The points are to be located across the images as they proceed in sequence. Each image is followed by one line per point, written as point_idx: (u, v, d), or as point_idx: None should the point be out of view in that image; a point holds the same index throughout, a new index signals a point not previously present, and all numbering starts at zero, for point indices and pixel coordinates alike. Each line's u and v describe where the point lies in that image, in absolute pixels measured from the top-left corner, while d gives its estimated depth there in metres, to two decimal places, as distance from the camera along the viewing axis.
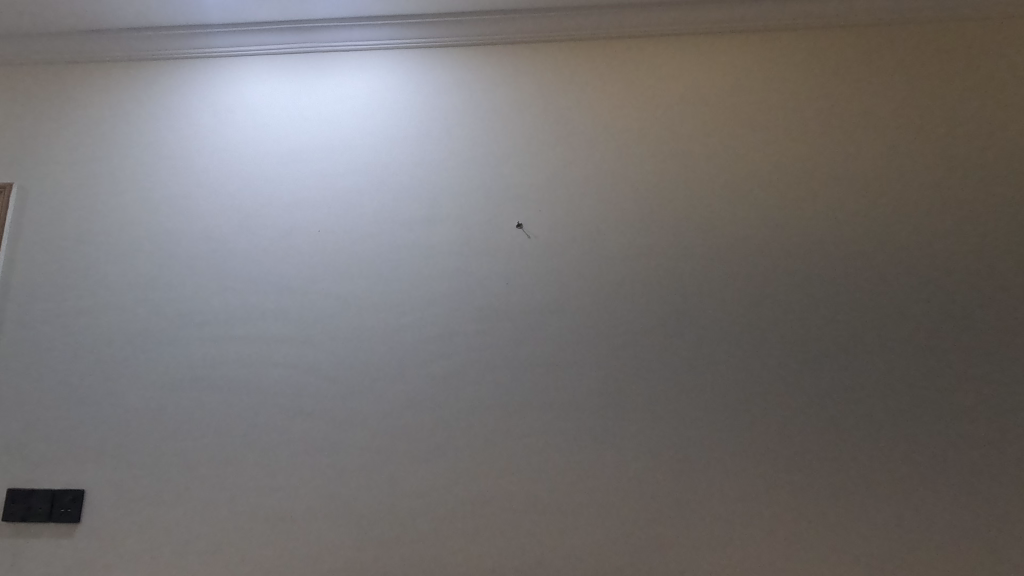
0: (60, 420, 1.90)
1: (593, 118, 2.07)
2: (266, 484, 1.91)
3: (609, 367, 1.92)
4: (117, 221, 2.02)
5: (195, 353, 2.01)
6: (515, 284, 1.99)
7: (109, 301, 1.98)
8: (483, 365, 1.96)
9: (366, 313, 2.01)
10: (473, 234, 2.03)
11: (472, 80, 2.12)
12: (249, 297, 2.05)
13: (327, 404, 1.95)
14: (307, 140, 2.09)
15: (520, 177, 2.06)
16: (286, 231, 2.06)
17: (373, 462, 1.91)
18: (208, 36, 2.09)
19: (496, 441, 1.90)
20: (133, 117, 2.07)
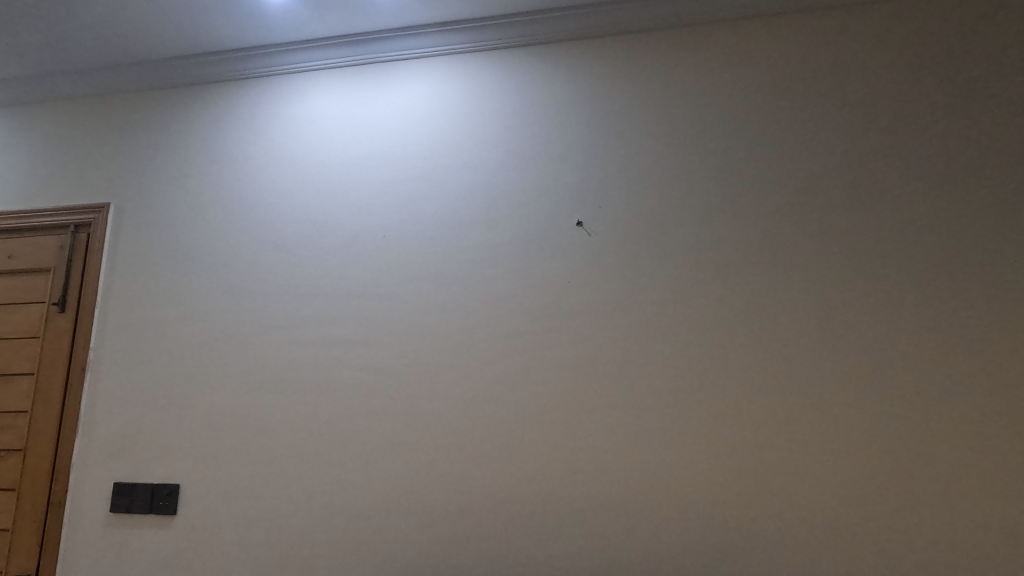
0: (138, 428, 1.90)
1: (664, 128, 1.84)
2: (331, 493, 1.75)
3: (695, 418, 1.64)
4: (195, 232, 2.03)
5: (258, 360, 1.88)
6: (588, 313, 1.76)
7: (185, 308, 1.97)
8: (554, 400, 1.71)
9: (431, 325, 1.81)
10: (542, 252, 1.81)
11: (533, 81, 1.94)
12: (310, 305, 1.89)
13: (385, 426, 1.77)
14: (370, 148, 1.98)
15: (588, 192, 1.84)
16: (354, 234, 1.92)
17: (433, 497, 1.70)
18: (270, 55, 2.08)
19: (569, 489, 1.65)
20: (205, 137, 2.11)
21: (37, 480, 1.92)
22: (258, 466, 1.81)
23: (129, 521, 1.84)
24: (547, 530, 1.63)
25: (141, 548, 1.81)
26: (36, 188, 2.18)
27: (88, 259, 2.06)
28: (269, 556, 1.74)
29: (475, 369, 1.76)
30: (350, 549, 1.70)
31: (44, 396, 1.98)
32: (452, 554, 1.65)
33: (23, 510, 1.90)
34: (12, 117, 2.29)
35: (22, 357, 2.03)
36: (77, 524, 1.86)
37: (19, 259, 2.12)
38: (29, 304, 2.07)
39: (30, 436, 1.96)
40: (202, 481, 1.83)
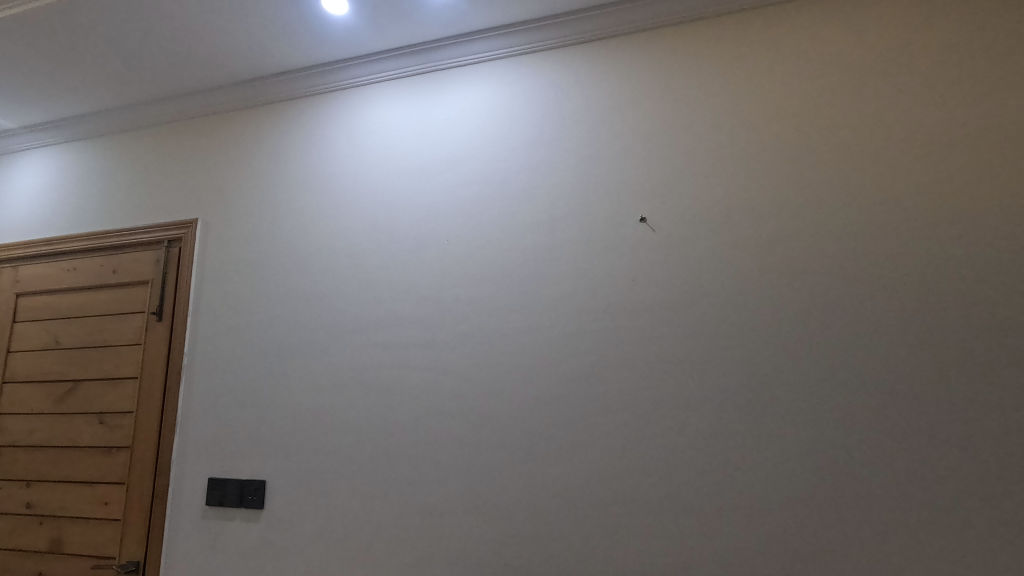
0: (228, 427, 2.04)
1: (730, 116, 1.78)
2: (404, 490, 1.81)
3: (771, 417, 1.57)
4: (273, 242, 2.15)
5: (333, 361, 1.97)
6: (655, 310, 1.72)
7: (266, 314, 2.10)
8: (622, 399, 1.69)
9: (495, 325, 1.84)
10: (604, 249, 1.80)
11: (589, 77, 1.93)
12: (380, 309, 1.96)
13: (454, 426, 1.81)
14: (433, 155, 2.03)
15: (651, 186, 1.80)
16: (420, 238, 1.97)
17: (503, 495, 1.72)
18: (335, 71, 2.18)
19: (640, 490, 1.62)
20: (279, 153, 2.23)
21: (142, 475, 2.10)
22: (336, 464, 1.89)
23: (222, 514, 1.97)
24: (619, 531, 1.61)
25: (233, 539, 1.94)
26: (134, 208, 2.39)
27: (180, 271, 2.24)
28: (348, 549, 1.82)
29: (540, 369, 1.77)
30: (424, 544, 1.75)
31: (147, 397, 2.16)
32: (523, 552, 1.67)
33: (131, 502, 2.08)
34: (111, 145, 2.52)
35: (127, 362, 2.23)
36: (179, 516, 2.02)
37: (122, 273, 2.32)
38: (131, 314, 2.27)
39: (136, 434, 2.14)
40: (286, 477, 1.93)
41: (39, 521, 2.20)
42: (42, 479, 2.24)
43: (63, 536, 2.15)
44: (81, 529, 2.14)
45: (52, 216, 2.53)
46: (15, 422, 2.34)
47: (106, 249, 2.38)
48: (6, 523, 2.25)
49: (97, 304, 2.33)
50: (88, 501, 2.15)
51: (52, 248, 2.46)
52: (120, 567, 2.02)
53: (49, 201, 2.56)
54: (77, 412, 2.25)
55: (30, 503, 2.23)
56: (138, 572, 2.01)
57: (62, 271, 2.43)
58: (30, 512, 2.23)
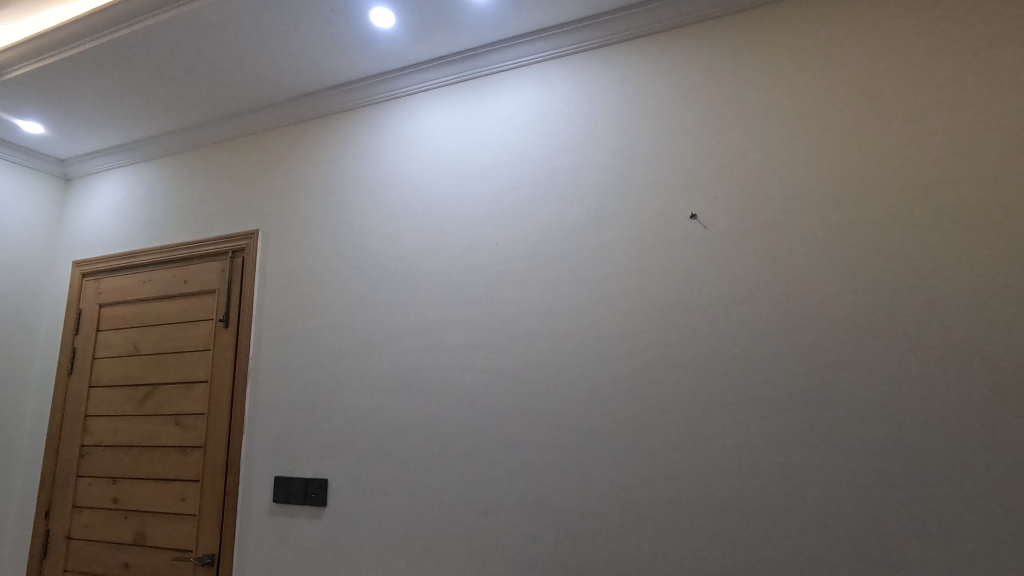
0: (291, 428, 2.14)
1: (783, 107, 1.73)
2: (459, 489, 1.85)
3: (833, 418, 1.52)
4: (329, 250, 2.24)
5: (388, 364, 2.04)
6: (707, 308, 1.69)
7: (324, 319, 2.18)
8: (676, 398, 1.67)
9: (544, 326, 1.85)
10: (654, 248, 1.78)
11: (633, 74, 1.92)
12: (432, 313, 2.01)
13: (507, 426, 1.83)
14: (480, 159, 2.06)
15: (701, 182, 1.77)
16: (469, 242, 2.01)
17: (556, 495, 1.73)
18: (384, 83, 2.25)
19: (696, 492, 1.60)
20: (332, 164, 2.32)
21: (214, 473, 2.22)
22: (393, 463, 1.95)
23: (288, 511, 2.07)
24: (676, 532, 1.59)
25: (299, 535, 2.03)
26: (201, 222, 2.53)
27: (244, 280, 2.36)
28: (407, 546, 1.87)
29: (591, 370, 1.77)
30: (481, 543, 1.78)
31: (217, 399, 2.29)
32: (579, 551, 1.67)
33: (206, 498, 2.21)
34: (179, 164, 2.68)
35: (198, 367, 2.37)
36: (248, 512, 2.13)
37: (191, 283, 2.47)
38: (200, 322, 2.41)
39: (208, 435, 2.27)
40: (346, 476, 2.01)
41: (125, 516, 2.37)
42: (126, 476, 2.41)
43: (146, 529, 2.31)
44: (161, 523, 2.29)
45: (128, 231, 2.71)
46: (102, 423, 2.53)
47: (177, 261, 2.54)
48: (96, 517, 2.43)
49: (171, 313, 2.49)
50: (167, 497, 2.30)
51: (129, 261, 2.64)
52: (197, 559, 2.16)
53: (125, 217, 2.75)
54: (155, 414, 2.41)
55: (117, 498, 2.41)
56: (213, 564, 2.14)
57: (139, 282, 2.60)
58: (116, 507, 2.40)
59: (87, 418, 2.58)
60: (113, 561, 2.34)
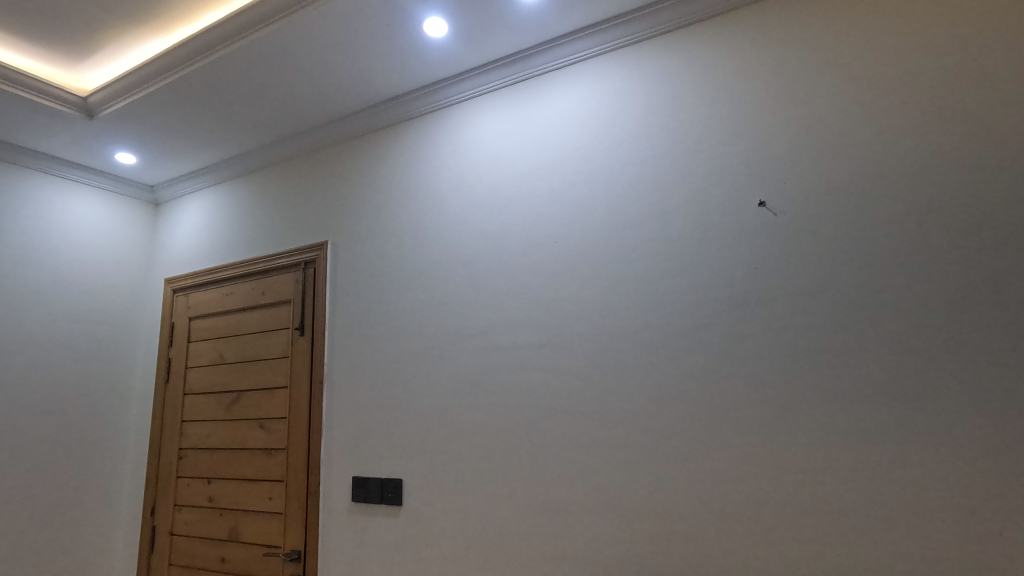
0: (366, 430, 2.23)
1: (857, 81, 1.63)
2: (529, 488, 1.86)
3: (927, 412, 1.42)
4: (394, 257, 2.31)
5: (454, 365, 2.08)
6: (781, 299, 1.62)
7: (392, 324, 2.26)
8: (751, 394, 1.60)
9: (608, 323, 1.84)
10: (719, 239, 1.72)
11: (688, 62, 1.87)
12: (495, 314, 2.04)
13: (575, 426, 1.83)
14: (536, 159, 2.07)
15: (769, 168, 1.70)
16: (529, 242, 2.02)
17: (628, 494, 1.71)
18: (439, 91, 2.30)
19: (776, 491, 1.53)
20: (393, 174, 2.40)
21: (297, 473, 2.34)
22: (465, 464, 1.99)
23: (367, 509, 2.15)
24: (758, 533, 1.53)
25: (378, 533, 2.11)
26: (275, 236, 2.68)
27: (317, 289, 2.47)
28: (481, 544, 1.90)
29: (659, 367, 1.73)
30: (553, 542, 1.79)
31: (297, 404, 2.42)
32: (655, 552, 1.64)
33: (291, 497, 2.34)
34: (253, 183, 2.85)
35: (278, 373, 2.50)
36: (330, 510, 2.23)
37: (268, 294, 2.62)
38: (278, 331, 2.55)
39: (290, 437, 2.40)
40: (419, 475, 2.07)
41: (220, 514, 2.54)
42: (219, 476, 2.59)
43: (239, 526, 2.47)
44: (252, 520, 2.43)
45: (211, 248, 2.91)
46: (196, 427, 2.73)
47: (255, 274, 2.70)
48: (194, 515, 2.63)
49: (252, 323, 2.65)
50: (256, 496, 2.45)
51: (213, 276, 2.83)
52: (285, 554, 2.28)
53: (207, 236, 2.95)
54: (242, 418, 2.57)
55: (212, 497, 2.59)
56: (300, 560, 2.25)
57: (222, 295, 2.79)
58: (211, 506, 2.58)
59: (183, 424, 2.79)
60: (212, 555, 2.52)
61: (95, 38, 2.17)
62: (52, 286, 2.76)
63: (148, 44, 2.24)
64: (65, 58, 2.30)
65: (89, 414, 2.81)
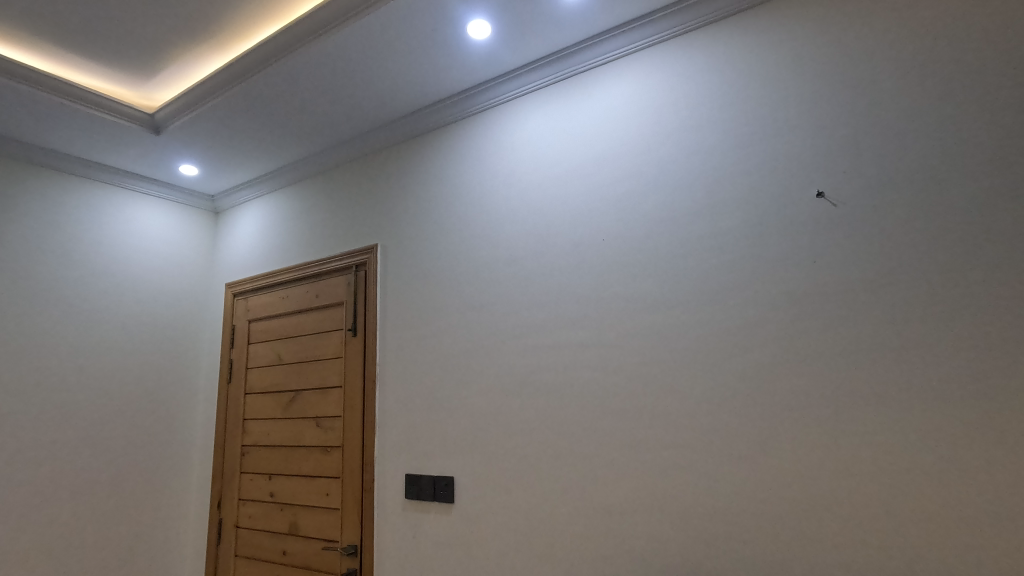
0: (418, 428, 2.27)
1: (921, 63, 1.54)
2: (579, 488, 1.85)
3: (1007, 412, 1.32)
4: (442, 258, 2.35)
5: (502, 364, 2.10)
6: (843, 293, 1.54)
7: (440, 323, 2.30)
8: (810, 392, 1.54)
9: (657, 321, 1.81)
10: (773, 232, 1.67)
11: (737, 51, 1.82)
12: (542, 313, 2.04)
13: (626, 425, 1.81)
14: (581, 157, 2.06)
15: (827, 157, 1.63)
16: (576, 241, 2.01)
17: (681, 495, 1.67)
18: (482, 92, 2.32)
19: (839, 494, 1.46)
20: (440, 176, 2.44)
21: (353, 470, 2.41)
22: (515, 462, 2.00)
23: (420, 506, 2.19)
24: (820, 538, 1.47)
25: (431, 530, 2.15)
26: (327, 240, 2.77)
27: (367, 291, 2.54)
28: (532, 543, 1.91)
29: (713, 365, 1.69)
30: (606, 543, 1.77)
31: (351, 402, 2.49)
32: (711, 554, 1.60)
33: (347, 494, 2.41)
34: (305, 189, 2.95)
35: (333, 373, 2.58)
36: (384, 506, 2.29)
37: (322, 296, 2.71)
38: (332, 332, 2.63)
39: (345, 435, 2.48)
40: (470, 473, 2.10)
41: (281, 508, 2.65)
42: (280, 472, 2.70)
43: (298, 521, 2.56)
44: (311, 515, 2.52)
45: (267, 254, 3.03)
46: (257, 425, 2.85)
47: (309, 277, 2.79)
48: (257, 509, 2.75)
49: (307, 324, 2.75)
50: (314, 492, 2.54)
51: (270, 281, 2.95)
52: (343, 549, 2.35)
53: (263, 242, 3.08)
54: (300, 416, 2.67)
55: (273, 493, 2.70)
56: (357, 555, 2.32)
57: (279, 298, 2.90)
58: (272, 500, 2.69)
59: (245, 422, 2.92)
60: (274, 548, 2.63)
61: (160, 58, 2.31)
62: (126, 293, 2.95)
63: (208, 61, 2.36)
64: (134, 78, 2.45)
65: (159, 413, 2.98)
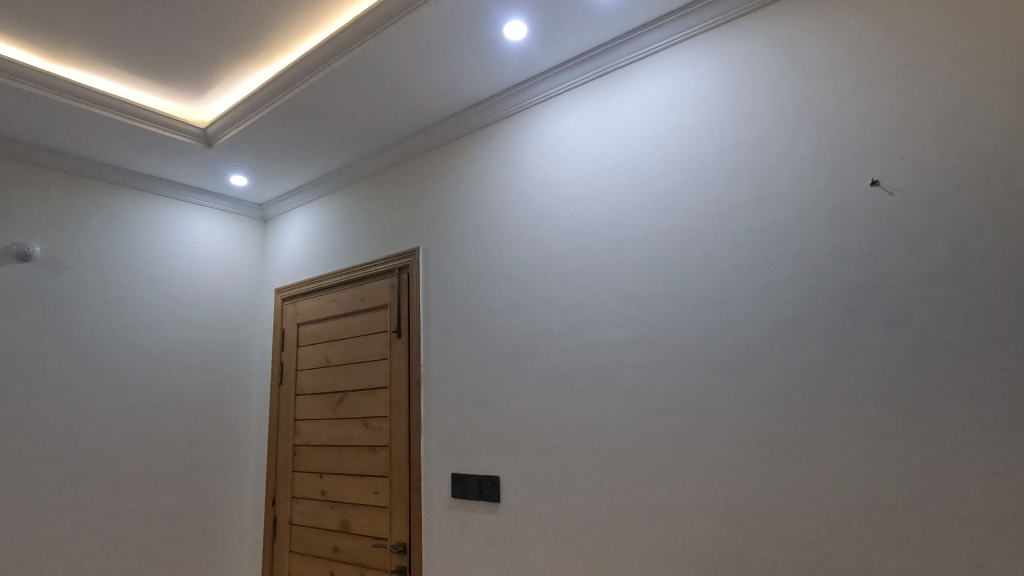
0: (463, 428, 2.30)
1: (983, 40, 1.46)
2: (626, 488, 1.84)
3: None
4: (483, 259, 2.37)
5: (545, 364, 2.11)
6: (901, 285, 1.48)
7: (482, 324, 2.32)
8: (867, 390, 1.48)
9: (703, 318, 1.77)
10: (825, 224, 1.61)
11: (781, 39, 1.76)
12: (585, 312, 2.03)
13: (672, 424, 1.78)
14: (621, 153, 2.04)
15: (881, 143, 1.56)
16: (617, 239, 2.00)
17: (732, 496, 1.63)
18: (519, 93, 2.33)
19: (902, 495, 1.40)
20: (479, 178, 2.47)
21: (400, 469, 2.46)
22: (560, 461, 2.00)
23: (466, 505, 2.22)
24: (883, 542, 1.41)
25: (478, 528, 2.17)
26: (370, 245, 2.84)
27: (411, 293, 2.59)
28: (579, 543, 1.90)
29: (763, 361, 1.65)
30: (655, 544, 1.75)
31: (397, 403, 2.54)
32: (765, 557, 1.56)
33: (395, 492, 2.46)
34: (348, 195, 3.03)
35: (379, 374, 2.64)
36: (431, 505, 2.32)
37: (367, 299, 2.77)
38: (377, 334, 2.69)
39: (392, 435, 2.53)
40: (515, 473, 2.11)
41: (332, 506, 2.73)
42: (330, 471, 2.77)
43: (349, 518, 2.63)
44: (361, 513, 2.59)
45: (314, 259, 3.13)
46: (307, 425, 2.94)
47: (354, 281, 2.86)
48: (309, 507, 2.83)
49: (353, 327, 2.82)
50: (363, 490, 2.60)
51: (317, 285, 3.04)
52: (392, 546, 2.40)
53: (310, 248, 3.18)
54: (348, 416, 2.74)
55: (324, 491, 2.78)
56: (406, 552, 2.36)
57: (326, 302, 2.99)
58: (324, 498, 2.77)
59: (296, 422, 3.02)
60: (326, 544, 2.71)
61: (210, 74, 2.42)
62: (183, 300, 3.09)
63: (254, 75, 2.45)
64: (187, 95, 2.57)
65: (215, 415, 3.11)
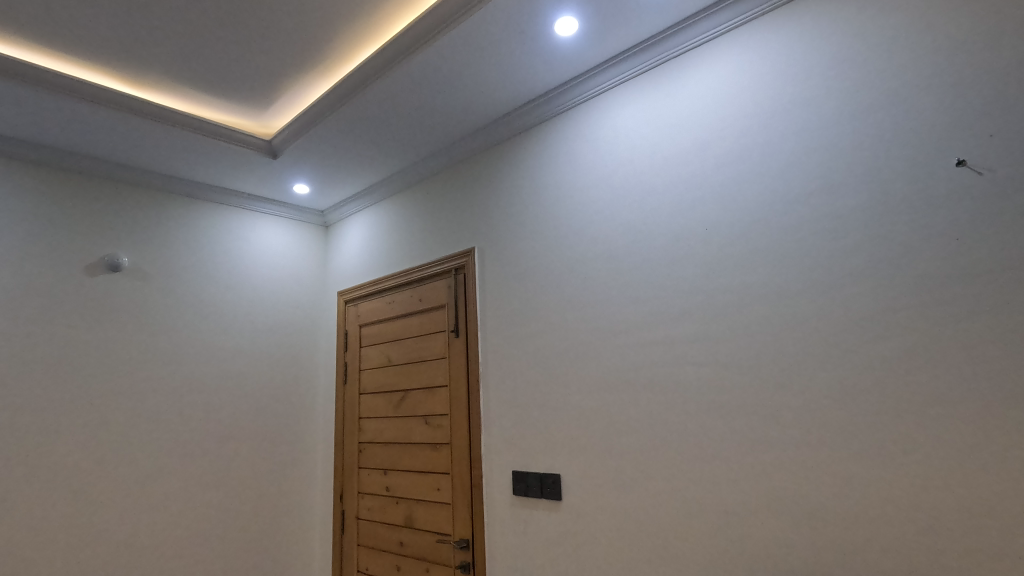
0: (522, 426, 2.31)
1: None
2: (690, 487, 1.79)
3: None
4: (538, 258, 2.38)
5: (603, 361, 2.08)
6: (993, 272, 1.36)
7: (539, 322, 2.33)
8: (955, 385, 1.37)
9: (770, 312, 1.70)
10: (902, 208, 1.50)
11: (848, 15, 1.66)
12: (644, 309, 2.00)
13: (737, 422, 1.72)
14: (678, 145, 1.99)
15: (965, 120, 1.44)
16: (676, 232, 1.95)
17: (804, 497, 1.56)
18: (570, 89, 2.32)
19: (999, 500, 1.29)
20: (533, 177, 2.47)
21: (461, 466, 2.50)
22: (621, 459, 1.98)
23: (527, 503, 2.23)
24: (976, 548, 1.31)
25: (539, 526, 2.17)
26: (427, 247, 2.90)
27: (467, 293, 2.62)
28: (642, 542, 1.87)
29: (835, 356, 1.56)
30: (723, 545, 1.69)
31: (456, 401, 2.58)
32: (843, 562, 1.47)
33: (457, 489, 2.50)
34: (405, 199, 3.11)
35: (438, 373, 2.69)
36: (493, 503, 2.35)
37: (425, 300, 2.83)
38: (436, 334, 2.75)
39: (452, 433, 2.57)
40: (575, 471, 2.10)
41: (397, 501, 2.80)
42: (394, 468, 2.85)
43: (413, 514, 2.70)
44: (424, 509, 2.65)
45: (373, 262, 3.22)
46: (371, 423, 3.03)
47: (412, 282, 2.93)
48: (375, 502, 2.93)
49: (412, 327, 2.89)
50: (426, 487, 2.66)
51: (377, 288, 3.14)
52: (455, 542, 2.44)
53: (369, 251, 3.28)
54: (410, 415, 2.81)
55: (389, 487, 2.86)
56: (469, 548, 2.40)
57: (385, 304, 3.07)
58: (388, 494, 2.86)
59: (360, 420, 3.12)
60: (392, 539, 2.79)
61: (273, 89, 2.54)
62: (253, 304, 3.26)
63: (314, 87, 2.55)
64: (252, 109, 2.71)
65: (285, 413, 3.26)
